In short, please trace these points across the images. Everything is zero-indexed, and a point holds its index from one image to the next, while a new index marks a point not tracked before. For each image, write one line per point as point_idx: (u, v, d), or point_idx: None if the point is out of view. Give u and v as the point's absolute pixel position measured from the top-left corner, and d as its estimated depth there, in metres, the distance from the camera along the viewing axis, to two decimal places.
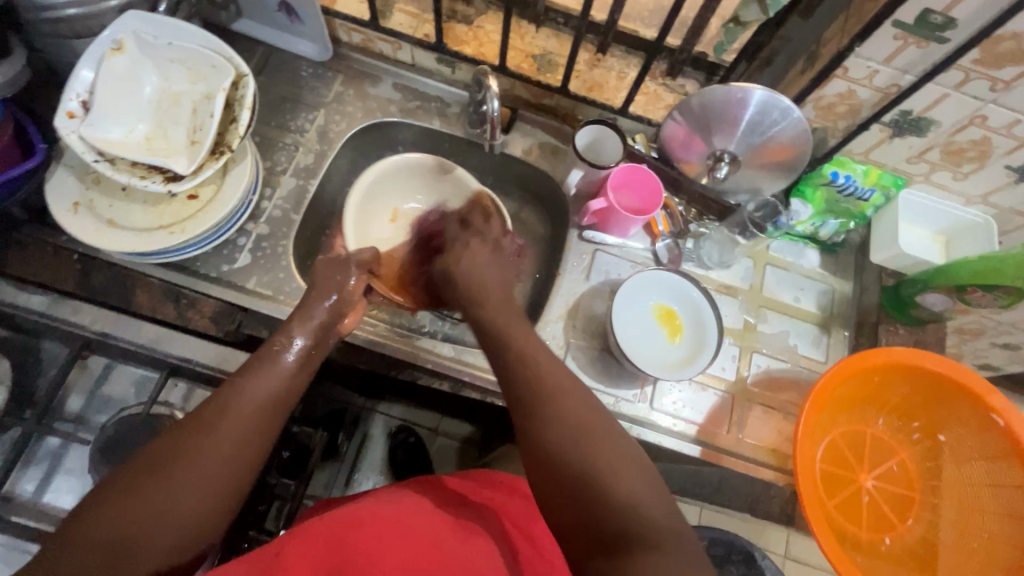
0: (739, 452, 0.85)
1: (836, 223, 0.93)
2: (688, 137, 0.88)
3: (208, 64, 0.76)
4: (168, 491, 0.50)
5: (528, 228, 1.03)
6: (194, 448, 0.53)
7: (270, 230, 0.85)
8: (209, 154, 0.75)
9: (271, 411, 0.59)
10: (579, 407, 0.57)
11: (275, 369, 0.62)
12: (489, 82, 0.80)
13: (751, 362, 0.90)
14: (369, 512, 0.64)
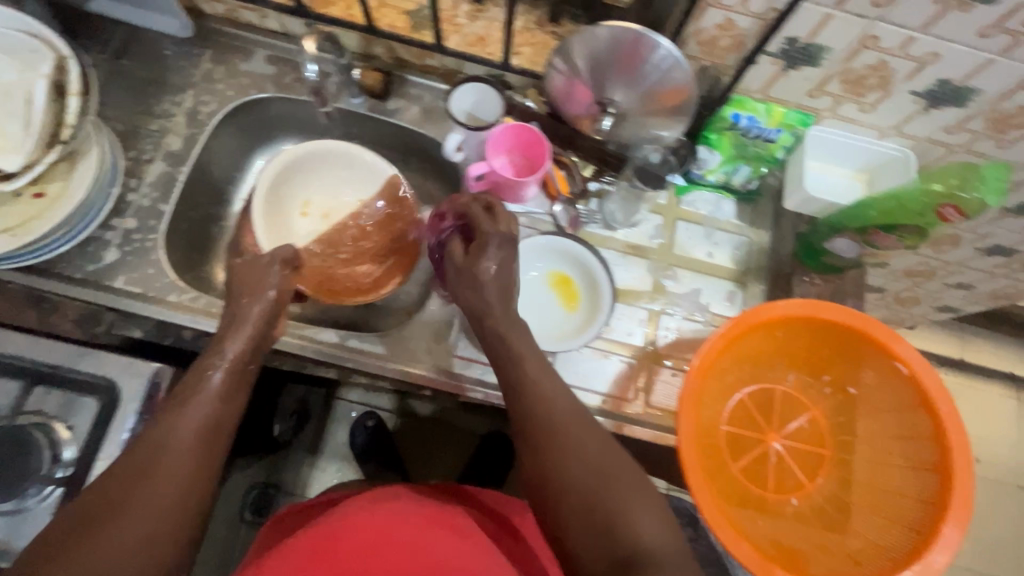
0: (644, 421, 0.80)
1: (748, 170, 0.86)
2: (572, 86, 0.80)
3: (34, 50, 0.71)
4: (113, 544, 0.50)
5: (433, 200, 0.98)
6: (136, 491, 0.53)
7: (137, 224, 0.81)
8: (42, 147, 0.69)
9: (205, 444, 0.59)
10: (578, 422, 0.59)
11: (206, 397, 0.61)
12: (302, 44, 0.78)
13: (660, 325, 0.85)
14: (346, 523, 0.69)
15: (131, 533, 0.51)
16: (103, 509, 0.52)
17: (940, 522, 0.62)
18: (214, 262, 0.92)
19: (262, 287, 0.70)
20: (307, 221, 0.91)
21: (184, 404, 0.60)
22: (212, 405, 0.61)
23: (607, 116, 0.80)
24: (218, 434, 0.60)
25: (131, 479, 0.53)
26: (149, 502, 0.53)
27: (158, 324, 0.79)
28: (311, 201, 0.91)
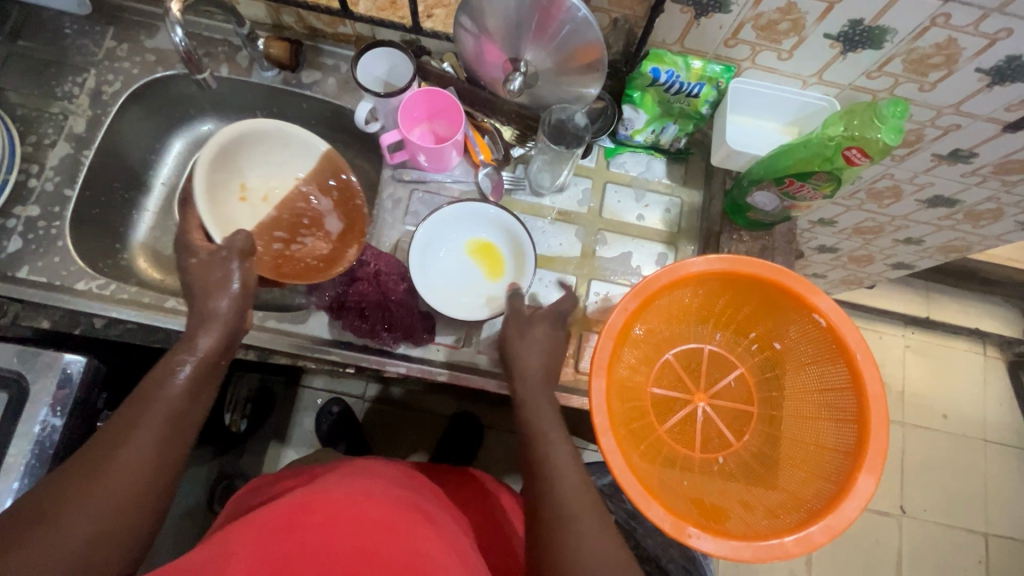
0: (578, 389, 0.79)
1: (674, 128, 0.85)
2: (482, 46, 0.77)
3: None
4: (62, 540, 0.47)
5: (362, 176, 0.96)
6: (88, 489, 0.50)
7: (41, 211, 0.78)
8: None
9: (168, 443, 0.56)
10: (573, 466, 0.60)
11: (168, 394, 0.58)
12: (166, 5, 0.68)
13: (589, 290, 0.83)
14: (324, 497, 0.62)
15: (81, 530, 0.48)
16: (47, 508, 0.48)
17: (856, 471, 0.61)
18: (133, 249, 0.89)
19: (223, 282, 0.67)
20: (247, 207, 0.86)
21: (149, 401, 0.57)
22: (174, 401, 0.58)
23: (517, 75, 0.76)
24: (181, 431, 0.58)
25: (86, 470, 0.51)
26: (94, 502, 0.50)
27: (67, 315, 0.76)
28: (247, 183, 0.86)
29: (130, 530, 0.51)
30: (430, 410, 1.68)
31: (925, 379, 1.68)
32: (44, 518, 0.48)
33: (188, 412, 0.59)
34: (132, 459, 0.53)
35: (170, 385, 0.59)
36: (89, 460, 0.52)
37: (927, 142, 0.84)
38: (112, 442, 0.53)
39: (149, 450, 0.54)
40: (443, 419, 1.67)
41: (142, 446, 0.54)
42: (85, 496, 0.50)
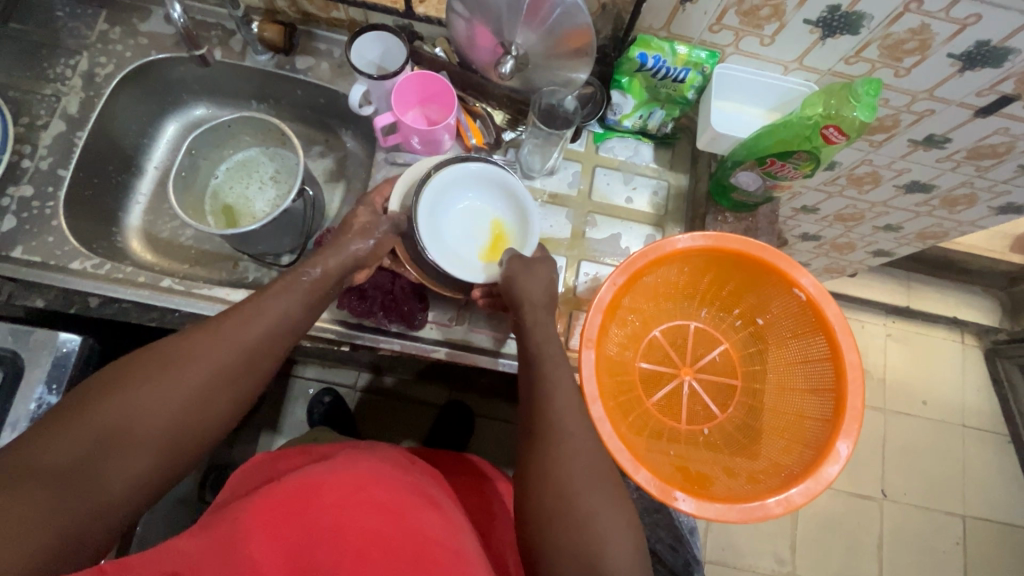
0: (566, 365, 0.81)
1: (662, 113, 0.87)
2: (473, 30, 0.78)
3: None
4: (177, 388, 0.55)
5: (355, 161, 0.97)
6: (204, 353, 0.57)
7: (34, 191, 0.78)
8: None
9: (275, 339, 0.62)
10: (583, 430, 0.61)
11: (287, 296, 0.64)
12: None
13: (579, 270, 0.85)
14: (336, 477, 0.62)
15: (192, 383, 0.56)
16: (171, 356, 0.56)
17: (835, 436, 0.64)
18: (126, 232, 0.89)
19: (354, 241, 0.71)
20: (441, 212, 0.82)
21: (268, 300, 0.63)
22: (289, 305, 0.64)
23: (507, 58, 0.78)
24: (287, 335, 0.63)
25: (208, 333, 0.58)
26: (205, 366, 0.57)
27: (61, 294, 0.76)
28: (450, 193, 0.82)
29: (228, 399, 0.58)
30: (422, 400, 1.69)
31: (905, 366, 1.73)
32: (169, 363, 0.55)
33: (298, 319, 0.65)
34: (241, 344, 0.59)
35: (290, 291, 0.65)
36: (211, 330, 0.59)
37: (903, 127, 0.88)
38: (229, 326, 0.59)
39: (258, 341, 0.60)
40: (434, 407, 1.68)
41: (259, 335, 0.60)
42: (200, 358, 0.57)
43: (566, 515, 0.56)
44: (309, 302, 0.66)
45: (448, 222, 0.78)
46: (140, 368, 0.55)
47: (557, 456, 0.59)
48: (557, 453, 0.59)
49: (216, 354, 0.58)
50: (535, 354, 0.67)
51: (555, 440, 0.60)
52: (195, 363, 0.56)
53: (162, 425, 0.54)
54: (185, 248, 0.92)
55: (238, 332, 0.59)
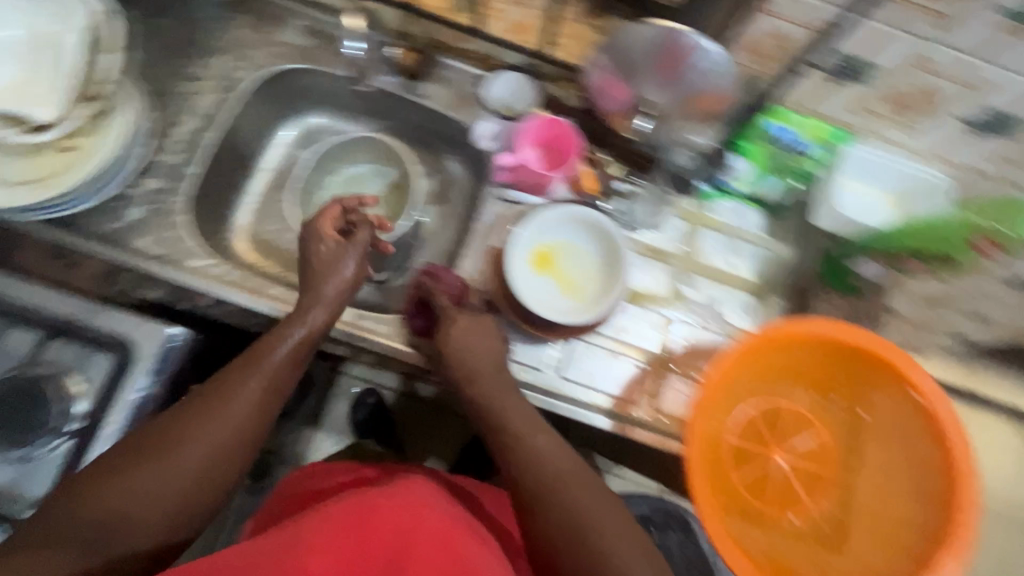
0: (655, 427, 0.80)
1: (778, 181, 0.86)
2: (609, 82, 0.79)
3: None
4: (168, 479, 0.54)
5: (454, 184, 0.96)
6: (195, 437, 0.56)
7: (162, 185, 0.81)
8: (76, 103, 0.70)
9: (255, 414, 0.60)
10: (596, 502, 0.55)
11: (260, 366, 0.62)
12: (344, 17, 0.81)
13: (673, 330, 0.85)
14: (384, 503, 0.61)
15: (182, 471, 0.54)
16: (163, 437, 0.55)
17: (944, 554, 0.61)
18: (233, 230, 0.91)
19: (337, 267, 0.72)
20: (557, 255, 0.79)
21: (235, 366, 0.61)
22: (261, 375, 0.61)
23: (645, 116, 0.80)
24: (267, 408, 0.61)
25: (204, 411, 0.57)
26: (201, 442, 0.56)
27: (176, 289, 0.78)
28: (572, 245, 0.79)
29: (228, 468, 0.57)
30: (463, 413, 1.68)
31: None
32: (163, 450, 0.54)
33: (278, 385, 0.63)
34: (234, 411, 0.58)
35: (269, 358, 0.63)
36: (204, 403, 0.57)
37: None
38: (218, 396, 0.58)
39: (248, 403, 0.59)
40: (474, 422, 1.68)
41: (241, 410, 0.59)
42: (194, 434, 0.55)
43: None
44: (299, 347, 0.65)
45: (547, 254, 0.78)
46: (125, 459, 0.54)
47: (578, 528, 0.53)
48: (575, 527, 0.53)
49: (224, 423, 0.57)
50: (493, 423, 0.62)
51: (561, 515, 0.54)
52: (195, 441, 0.56)
53: (152, 518, 0.53)
54: (282, 251, 0.94)
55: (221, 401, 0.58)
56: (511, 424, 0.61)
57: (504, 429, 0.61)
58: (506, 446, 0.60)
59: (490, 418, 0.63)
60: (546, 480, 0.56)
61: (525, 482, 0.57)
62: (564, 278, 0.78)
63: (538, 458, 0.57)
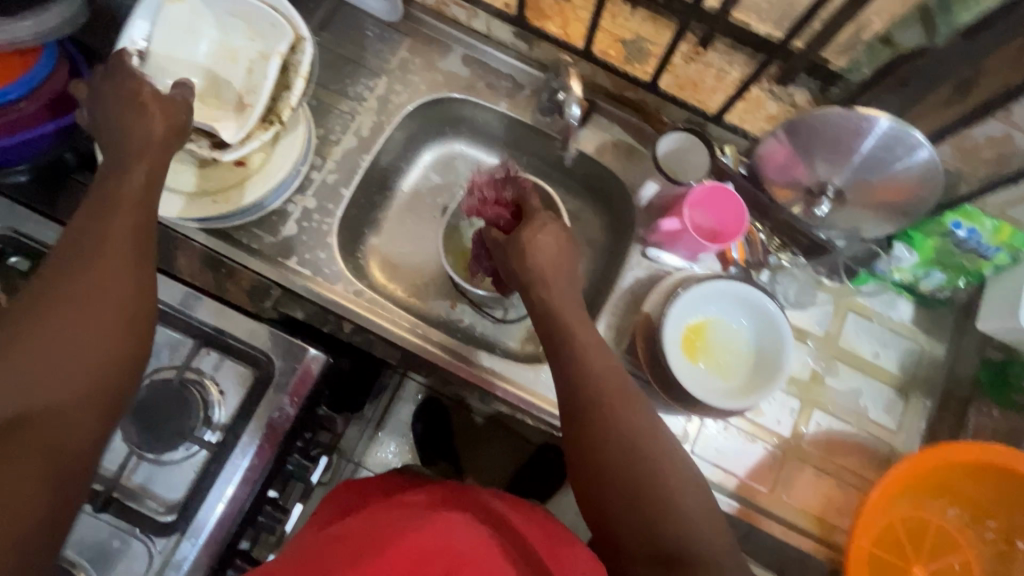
0: (781, 516, 0.77)
1: (941, 278, 0.80)
2: (789, 158, 0.75)
3: (269, 21, 0.70)
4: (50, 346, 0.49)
5: (585, 225, 0.93)
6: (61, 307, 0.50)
7: (316, 204, 0.81)
8: (258, 123, 0.70)
9: (125, 262, 0.54)
10: (638, 419, 0.58)
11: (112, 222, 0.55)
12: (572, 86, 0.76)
13: (810, 418, 0.81)
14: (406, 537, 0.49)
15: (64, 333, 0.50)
16: (43, 317, 0.50)
17: None
18: (366, 250, 0.91)
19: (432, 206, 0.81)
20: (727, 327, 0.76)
21: (108, 209, 0.55)
22: (120, 227, 0.55)
23: (824, 202, 0.75)
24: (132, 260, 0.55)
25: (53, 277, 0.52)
26: (84, 336, 0.50)
27: (319, 310, 0.79)
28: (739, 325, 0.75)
29: (116, 372, 0.52)
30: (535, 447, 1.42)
31: None
32: (36, 332, 0.49)
33: (139, 228, 0.56)
34: (113, 318, 0.52)
35: (122, 188, 0.57)
36: (74, 268, 0.52)
37: None
38: (89, 257, 0.53)
39: (111, 275, 0.53)
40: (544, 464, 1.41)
41: (98, 261, 0.53)
42: (80, 330, 0.50)
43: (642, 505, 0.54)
44: (139, 230, 0.56)
45: (712, 322, 0.76)
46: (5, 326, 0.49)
47: (641, 493, 0.55)
48: (637, 492, 0.55)
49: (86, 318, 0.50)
50: (565, 363, 0.61)
51: (624, 470, 0.56)
52: (72, 332, 0.50)
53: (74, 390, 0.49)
54: (409, 276, 0.93)
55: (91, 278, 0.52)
56: (584, 370, 0.60)
57: (571, 376, 0.60)
58: (579, 403, 0.59)
59: (565, 351, 0.62)
60: (620, 435, 0.57)
61: (587, 437, 0.57)
62: (718, 353, 0.75)
63: (612, 421, 0.57)
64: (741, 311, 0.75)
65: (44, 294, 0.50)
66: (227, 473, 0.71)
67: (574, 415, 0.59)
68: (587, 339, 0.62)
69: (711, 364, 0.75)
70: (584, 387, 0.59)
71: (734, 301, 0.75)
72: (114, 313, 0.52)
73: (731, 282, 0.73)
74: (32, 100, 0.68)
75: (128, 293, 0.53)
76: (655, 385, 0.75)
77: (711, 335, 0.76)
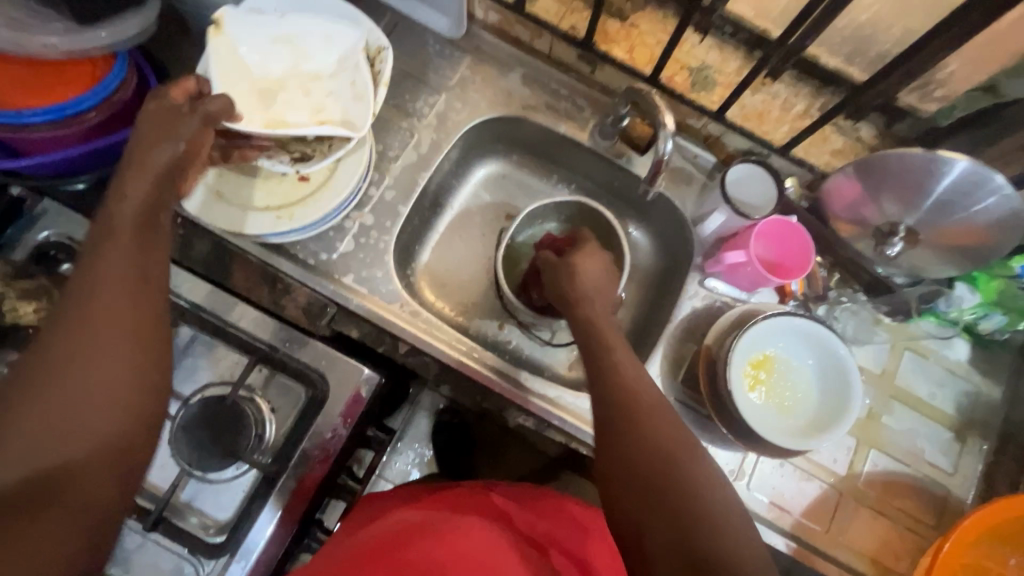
0: (836, 557, 0.76)
1: (1003, 320, 0.79)
2: (859, 195, 0.74)
3: (319, 35, 0.71)
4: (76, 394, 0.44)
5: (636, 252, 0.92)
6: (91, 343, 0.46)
7: (374, 221, 0.80)
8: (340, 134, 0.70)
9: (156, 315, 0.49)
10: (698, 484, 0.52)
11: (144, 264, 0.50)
12: (663, 119, 0.69)
13: (867, 458, 0.80)
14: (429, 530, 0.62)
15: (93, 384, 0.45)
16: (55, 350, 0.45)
17: None
18: (416, 267, 0.90)
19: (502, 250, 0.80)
20: (790, 367, 0.74)
21: (108, 242, 0.50)
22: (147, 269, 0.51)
23: (897, 242, 0.75)
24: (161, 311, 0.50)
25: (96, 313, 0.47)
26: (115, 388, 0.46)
27: (374, 330, 0.79)
28: (802, 369, 0.74)
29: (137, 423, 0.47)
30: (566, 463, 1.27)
31: None
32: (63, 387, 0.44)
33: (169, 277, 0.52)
34: (128, 351, 0.47)
35: (128, 225, 0.52)
36: (78, 298, 0.47)
37: None
38: (90, 296, 0.47)
39: (115, 316, 0.47)
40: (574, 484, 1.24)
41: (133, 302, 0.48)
42: (87, 369, 0.45)
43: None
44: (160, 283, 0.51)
45: (780, 359, 0.75)
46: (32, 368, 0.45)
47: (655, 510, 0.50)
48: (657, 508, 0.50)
49: (100, 361, 0.46)
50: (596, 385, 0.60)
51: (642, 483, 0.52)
52: (80, 371, 0.45)
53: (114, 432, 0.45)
54: (458, 295, 0.91)
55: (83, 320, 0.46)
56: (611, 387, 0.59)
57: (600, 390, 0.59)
58: (605, 422, 0.57)
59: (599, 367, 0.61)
60: (645, 443, 0.54)
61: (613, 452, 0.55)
62: (780, 389, 0.74)
63: (638, 437, 0.54)
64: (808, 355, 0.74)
65: (75, 337, 0.46)
66: (263, 517, 0.68)
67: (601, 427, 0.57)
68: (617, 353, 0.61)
69: (778, 402, 0.74)
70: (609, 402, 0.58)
71: (805, 342, 0.74)
72: (127, 351, 0.47)
73: (804, 320, 0.72)
74: (102, 110, 0.66)
75: (142, 330, 0.48)
76: (718, 422, 0.73)
77: (776, 373, 0.74)
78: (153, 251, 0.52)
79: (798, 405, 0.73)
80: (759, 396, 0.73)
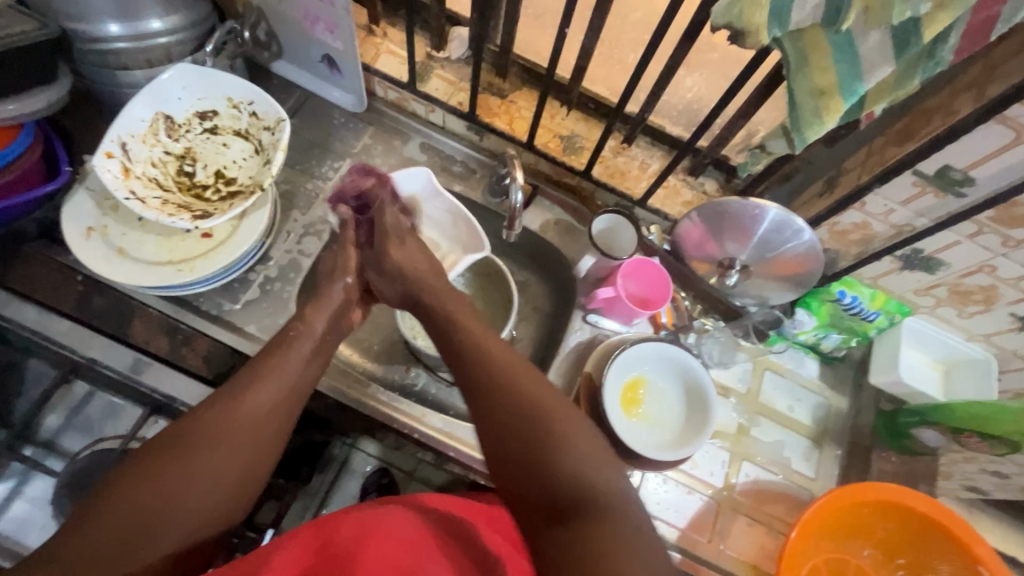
0: (719, 564, 0.82)
1: (838, 338, 0.91)
2: (702, 237, 0.87)
3: (250, 101, 0.80)
4: (191, 488, 0.53)
5: (532, 294, 1.00)
6: (207, 445, 0.55)
7: (278, 273, 0.85)
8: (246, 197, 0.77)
9: (273, 418, 0.59)
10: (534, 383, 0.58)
11: (294, 355, 0.63)
12: (515, 174, 0.77)
13: (740, 469, 0.88)
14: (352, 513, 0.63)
15: (197, 484, 0.53)
16: (193, 437, 0.55)
17: None
18: None
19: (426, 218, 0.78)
20: (659, 392, 0.85)
21: (279, 355, 0.62)
22: (298, 365, 0.63)
23: (733, 273, 0.88)
24: (289, 412, 0.61)
25: (203, 429, 0.56)
26: (208, 484, 0.54)
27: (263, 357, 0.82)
28: (670, 394, 0.85)
29: (212, 526, 0.54)
30: None
31: None
32: (164, 469, 0.53)
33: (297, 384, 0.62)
34: (254, 448, 0.57)
35: (296, 350, 0.64)
36: (244, 382, 0.59)
37: None
38: (254, 383, 0.59)
39: (258, 412, 0.58)
40: None
41: (272, 399, 0.59)
42: (203, 466, 0.54)
43: (552, 451, 0.53)
44: (285, 399, 0.60)
45: (651, 384, 0.85)
46: (158, 455, 0.54)
47: (565, 518, 0.49)
48: (561, 514, 0.50)
49: (214, 467, 0.54)
50: (483, 390, 0.58)
51: (547, 490, 0.52)
52: (196, 476, 0.53)
53: (182, 524, 0.52)
54: (363, 343, 0.95)
55: (220, 417, 0.57)
56: (517, 376, 0.58)
57: (498, 384, 0.58)
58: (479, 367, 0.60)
59: (490, 370, 0.59)
60: (550, 446, 0.53)
61: (509, 465, 0.54)
62: (651, 413, 0.83)
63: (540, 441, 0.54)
64: (669, 374, 0.85)
65: (199, 435, 0.55)
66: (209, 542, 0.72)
67: (492, 442, 0.56)
68: (499, 354, 0.61)
69: (647, 419, 0.83)
70: (512, 398, 0.56)
71: (669, 364, 0.85)
72: (239, 454, 0.56)
73: (659, 342, 0.84)
74: (4, 174, 0.70)
75: (267, 426, 0.58)
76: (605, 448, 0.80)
77: (651, 397, 0.84)
78: (314, 365, 0.65)
79: (671, 427, 0.82)
80: (638, 421, 0.82)
